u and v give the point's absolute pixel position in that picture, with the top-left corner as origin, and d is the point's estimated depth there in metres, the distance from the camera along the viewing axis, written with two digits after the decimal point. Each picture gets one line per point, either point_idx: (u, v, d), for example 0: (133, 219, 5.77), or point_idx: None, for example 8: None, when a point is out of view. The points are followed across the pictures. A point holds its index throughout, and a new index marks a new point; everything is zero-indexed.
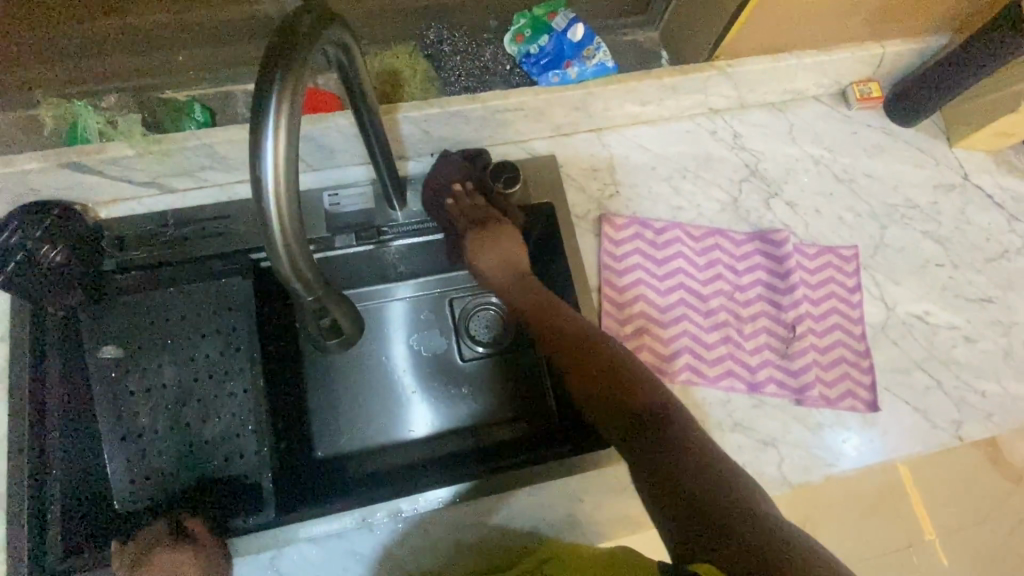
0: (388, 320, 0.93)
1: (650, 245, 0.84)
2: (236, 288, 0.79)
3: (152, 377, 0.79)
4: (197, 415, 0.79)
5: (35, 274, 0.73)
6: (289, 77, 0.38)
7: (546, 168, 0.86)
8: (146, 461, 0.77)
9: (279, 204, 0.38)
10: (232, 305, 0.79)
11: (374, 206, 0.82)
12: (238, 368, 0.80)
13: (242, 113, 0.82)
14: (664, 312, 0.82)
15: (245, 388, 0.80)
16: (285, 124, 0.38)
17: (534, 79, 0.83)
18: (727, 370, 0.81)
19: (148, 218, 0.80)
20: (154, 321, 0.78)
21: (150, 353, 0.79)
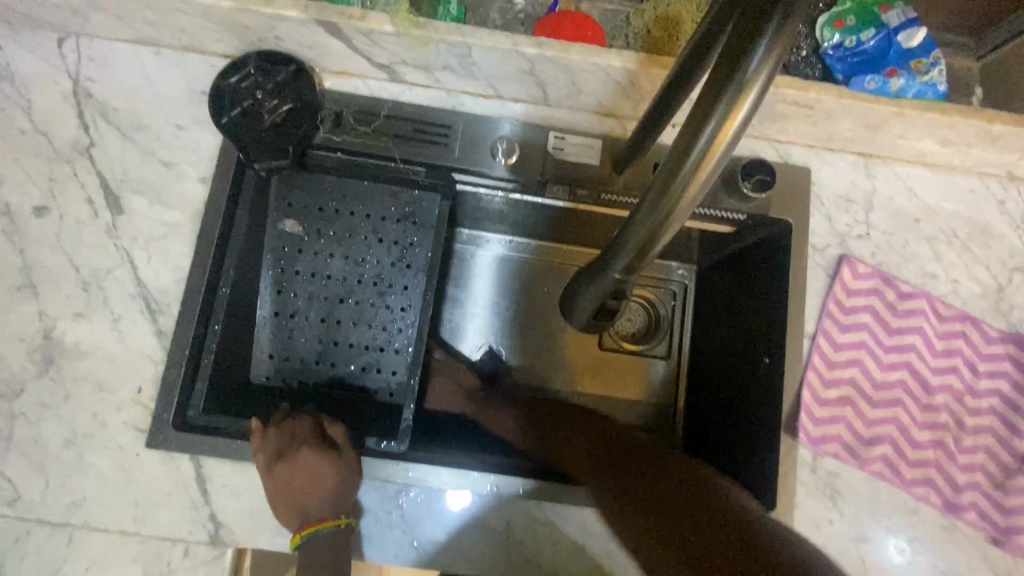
0: (467, 269, 0.90)
1: (888, 308, 0.72)
2: (430, 205, 0.75)
3: (319, 265, 0.76)
4: (349, 316, 0.76)
5: (255, 125, 0.69)
6: (782, 30, 0.35)
7: (797, 182, 0.74)
8: (290, 342, 0.76)
9: (702, 160, 0.38)
10: (422, 221, 0.75)
11: (598, 162, 0.73)
12: (404, 285, 0.76)
13: (494, 19, 0.75)
14: (877, 389, 0.71)
15: (404, 306, 0.76)
16: (756, 88, 0.36)
17: (834, 76, 0.71)
18: (928, 478, 0.69)
19: (369, 102, 0.73)
20: (339, 209, 0.75)
21: (326, 241, 0.75)
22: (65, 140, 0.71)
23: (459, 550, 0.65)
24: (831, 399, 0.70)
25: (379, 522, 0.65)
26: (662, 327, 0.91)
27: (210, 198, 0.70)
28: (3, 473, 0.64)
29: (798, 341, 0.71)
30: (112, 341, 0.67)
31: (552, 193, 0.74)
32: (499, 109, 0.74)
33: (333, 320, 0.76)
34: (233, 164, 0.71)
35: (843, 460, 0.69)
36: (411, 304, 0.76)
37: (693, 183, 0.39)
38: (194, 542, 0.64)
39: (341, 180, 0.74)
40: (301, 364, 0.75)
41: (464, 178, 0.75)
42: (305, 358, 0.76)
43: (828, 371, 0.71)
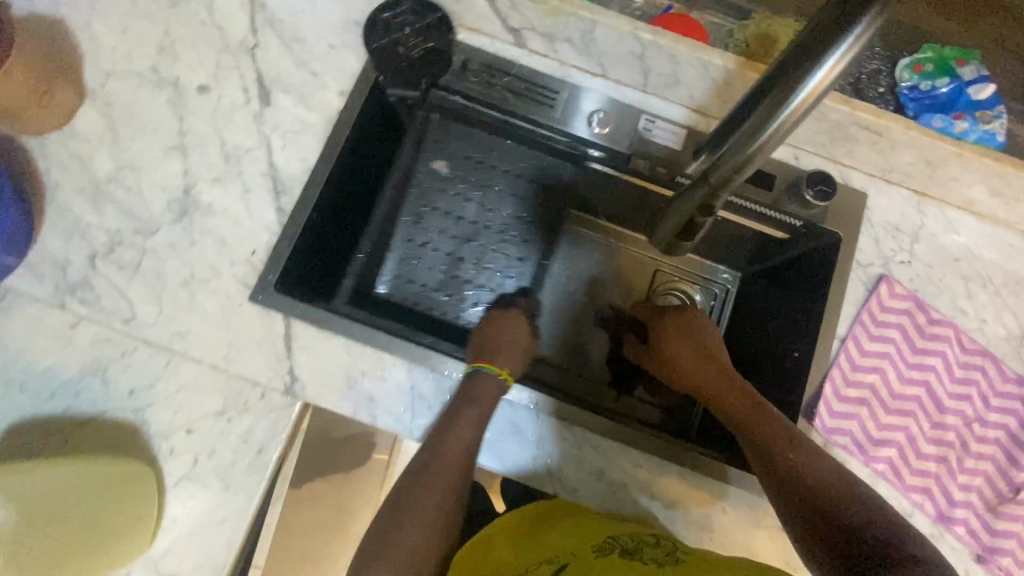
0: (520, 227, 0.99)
1: (916, 329, 0.79)
2: None
3: (455, 207, 0.93)
4: (471, 257, 0.93)
5: (396, 57, 0.81)
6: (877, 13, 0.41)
7: (854, 202, 0.82)
8: (412, 266, 0.91)
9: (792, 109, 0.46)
10: None
11: (680, 148, 0.82)
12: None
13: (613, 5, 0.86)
14: (893, 398, 0.77)
15: None
16: (847, 57, 0.43)
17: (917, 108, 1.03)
18: (926, 487, 0.75)
19: (491, 57, 0.83)
20: (482, 162, 0.91)
21: (466, 188, 0.93)
22: (235, 37, 0.83)
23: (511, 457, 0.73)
24: (850, 397, 0.77)
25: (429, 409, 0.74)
26: None
27: (344, 109, 0.81)
28: (127, 295, 0.74)
29: (828, 340, 0.78)
30: (239, 207, 0.77)
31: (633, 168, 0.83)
32: (602, 87, 0.84)
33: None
34: (369, 83, 0.82)
35: (851, 454, 0.75)
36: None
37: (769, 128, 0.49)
38: (272, 389, 0.73)
39: (488, 136, 0.89)
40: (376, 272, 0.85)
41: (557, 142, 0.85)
42: (424, 283, 0.91)
43: (852, 373, 0.77)
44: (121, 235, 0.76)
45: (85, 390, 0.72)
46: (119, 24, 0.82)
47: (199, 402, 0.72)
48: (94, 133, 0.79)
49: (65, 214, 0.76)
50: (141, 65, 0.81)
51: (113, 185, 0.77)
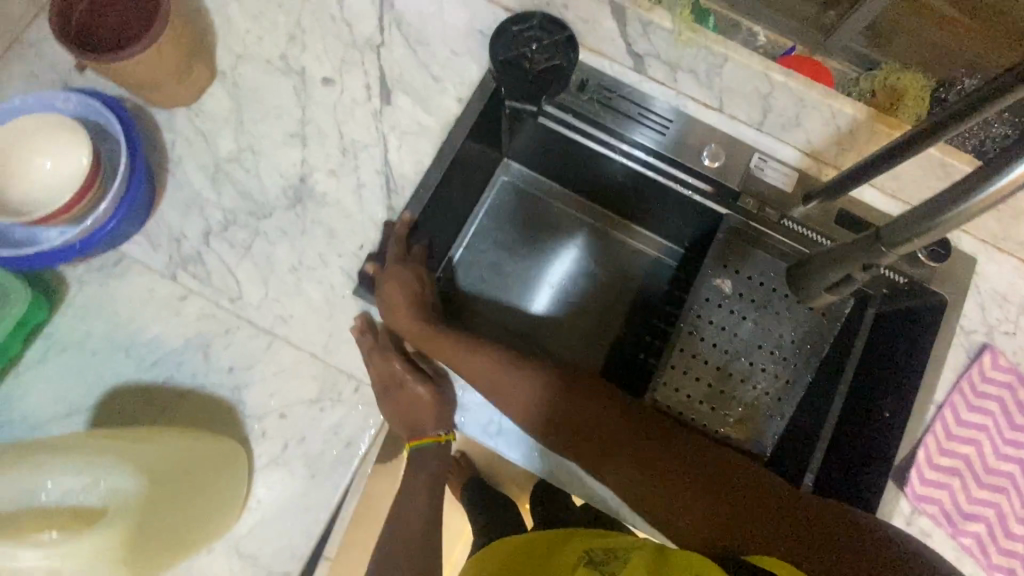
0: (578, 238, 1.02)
1: (1017, 404, 0.77)
2: None
3: (521, 208, 1.03)
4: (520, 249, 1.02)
5: (519, 71, 0.81)
6: None
7: (964, 267, 0.80)
8: (472, 255, 1.01)
9: (963, 211, 0.46)
10: None
11: (791, 190, 0.82)
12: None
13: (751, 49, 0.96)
14: (986, 472, 0.75)
15: None
16: None
17: None
18: (1011, 567, 0.73)
19: (610, 79, 0.84)
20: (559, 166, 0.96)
21: (536, 193, 1.03)
22: (362, 33, 0.84)
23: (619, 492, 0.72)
24: (942, 466, 0.75)
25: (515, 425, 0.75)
26: None
27: (462, 116, 0.82)
28: (235, 274, 0.76)
29: (925, 404, 0.76)
30: (351, 200, 0.79)
31: (740, 205, 0.83)
32: (715, 120, 0.84)
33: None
34: (488, 94, 0.83)
35: (937, 523, 0.74)
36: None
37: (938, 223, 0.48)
38: (366, 383, 0.74)
39: (565, 149, 0.90)
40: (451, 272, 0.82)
41: (638, 151, 0.84)
42: (478, 271, 1.00)
43: (946, 440, 0.76)
44: (236, 215, 0.78)
45: (187, 362, 0.74)
46: (254, 9, 0.84)
47: (295, 388, 0.73)
48: (220, 113, 0.81)
49: (185, 188, 0.78)
50: (270, 50, 0.83)
51: (234, 165, 0.79)
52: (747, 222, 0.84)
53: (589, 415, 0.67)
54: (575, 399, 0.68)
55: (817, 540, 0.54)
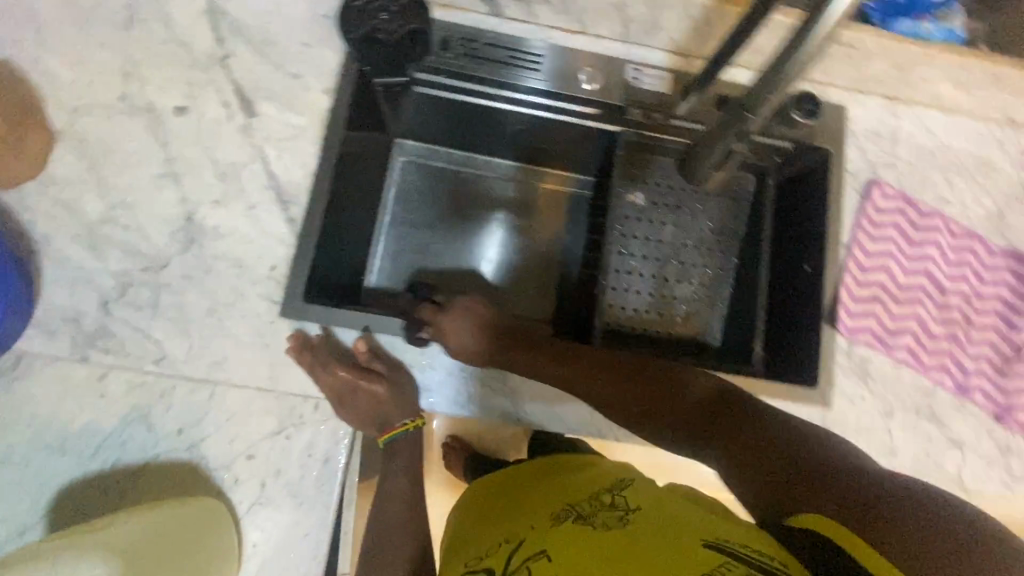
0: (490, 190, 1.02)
1: (910, 224, 0.85)
2: None
3: (428, 182, 1.01)
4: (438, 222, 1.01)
5: (379, 46, 0.79)
6: None
7: (837, 116, 0.87)
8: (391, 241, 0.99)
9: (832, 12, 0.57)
10: None
11: (668, 92, 0.86)
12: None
13: None
14: (901, 290, 0.83)
15: None
16: None
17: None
18: (942, 365, 0.82)
19: (470, 31, 0.83)
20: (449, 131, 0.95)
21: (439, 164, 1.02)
22: (202, 50, 0.79)
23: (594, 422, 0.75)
24: (862, 296, 0.82)
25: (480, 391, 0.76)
26: None
27: (334, 107, 0.80)
28: (151, 334, 0.72)
29: (835, 249, 0.83)
30: (247, 224, 0.75)
31: (629, 117, 0.85)
32: (583, 43, 0.85)
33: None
34: (354, 80, 0.81)
35: (874, 349, 0.81)
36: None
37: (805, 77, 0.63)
38: (324, 399, 0.72)
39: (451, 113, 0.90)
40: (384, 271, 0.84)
41: (531, 97, 0.84)
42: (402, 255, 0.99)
43: (861, 274, 0.83)
44: (130, 276, 0.73)
45: (131, 439, 0.70)
46: (73, 56, 0.77)
47: (253, 427, 0.71)
48: (74, 175, 0.74)
49: (64, 265, 0.72)
50: (106, 95, 0.77)
51: (109, 225, 0.74)
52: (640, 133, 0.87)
53: (640, 392, 0.66)
54: (643, 389, 0.66)
55: (826, 495, 0.50)
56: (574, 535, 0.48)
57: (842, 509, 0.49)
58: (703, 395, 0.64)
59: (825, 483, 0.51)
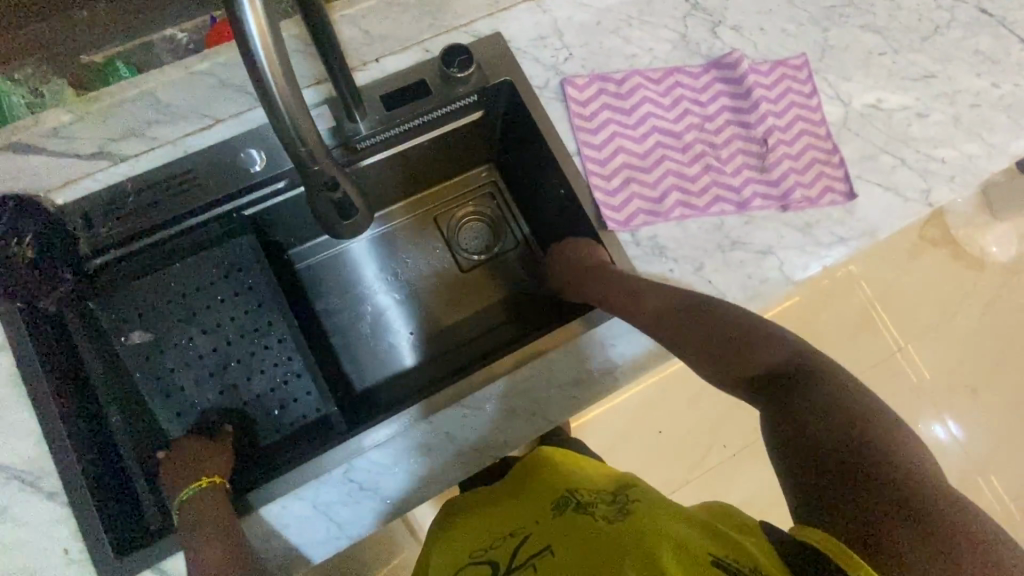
0: (368, 256, 1.01)
1: (616, 98, 0.86)
2: (243, 248, 0.84)
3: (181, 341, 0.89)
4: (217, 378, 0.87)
5: (17, 273, 0.70)
6: None
7: (495, 45, 0.85)
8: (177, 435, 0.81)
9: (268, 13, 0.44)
10: (246, 264, 0.84)
11: (335, 123, 0.80)
12: (234, 291, 0.84)
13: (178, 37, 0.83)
14: (645, 159, 0.84)
15: (279, 337, 0.84)
16: None
17: None
18: (715, 197, 0.84)
19: (105, 193, 0.75)
20: None
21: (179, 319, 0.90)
22: None
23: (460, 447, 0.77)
24: (616, 186, 0.83)
25: (349, 493, 0.74)
26: (501, 224, 1.04)
27: (17, 358, 0.70)
28: None
29: (569, 162, 0.84)
30: (12, 530, 0.67)
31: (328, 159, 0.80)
32: (223, 132, 0.78)
33: (224, 368, 0.83)
34: (19, 319, 0.71)
35: (654, 223, 0.83)
36: (287, 334, 0.85)
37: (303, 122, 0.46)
38: None
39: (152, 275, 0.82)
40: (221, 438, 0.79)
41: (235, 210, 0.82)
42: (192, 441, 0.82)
43: (604, 169, 0.83)
44: None
45: None
46: None
47: None
48: None
49: None
50: None
51: None
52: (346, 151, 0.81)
53: (714, 331, 0.68)
54: (712, 329, 0.68)
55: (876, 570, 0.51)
56: (567, 521, 0.68)
57: (903, 488, 0.53)
58: (769, 369, 0.65)
59: (853, 519, 0.53)
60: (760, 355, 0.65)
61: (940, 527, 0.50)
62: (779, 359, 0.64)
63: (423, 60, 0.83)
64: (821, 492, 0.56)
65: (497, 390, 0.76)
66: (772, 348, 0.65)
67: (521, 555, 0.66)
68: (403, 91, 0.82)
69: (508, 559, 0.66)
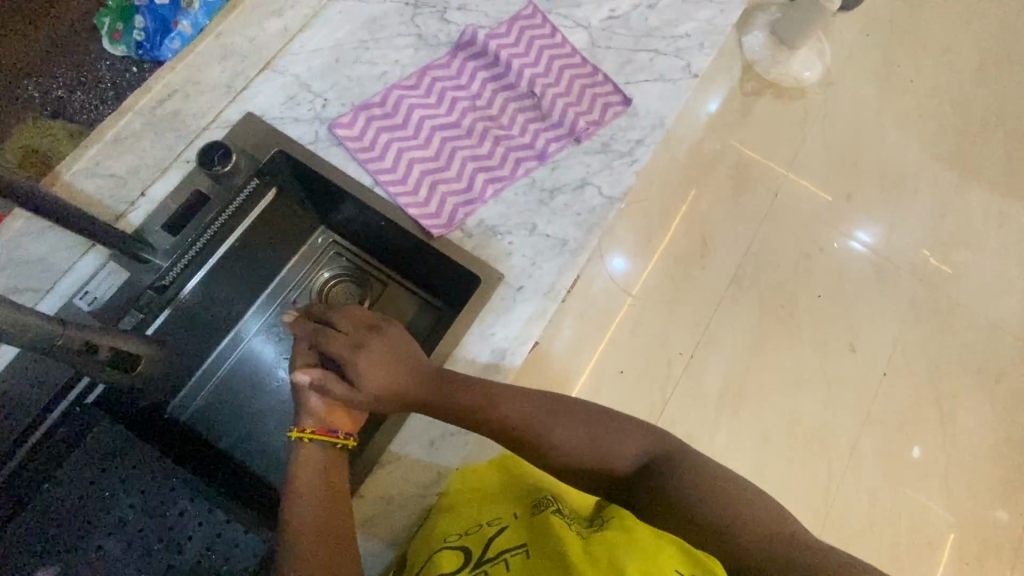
0: (248, 366, 0.89)
1: (386, 118, 0.88)
2: (107, 434, 0.80)
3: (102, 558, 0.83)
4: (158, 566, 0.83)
5: None
6: None
7: (251, 126, 0.84)
8: None
9: None
10: (118, 447, 0.81)
11: (128, 272, 0.77)
12: (122, 477, 0.81)
13: None
14: (439, 158, 0.87)
15: (190, 496, 0.82)
16: None
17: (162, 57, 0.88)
18: (515, 160, 0.88)
19: None
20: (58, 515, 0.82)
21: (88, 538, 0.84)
22: None
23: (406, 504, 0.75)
24: (426, 195, 0.85)
25: None
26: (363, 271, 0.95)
27: None
28: None
29: (373, 196, 0.85)
30: None
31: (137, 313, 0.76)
32: None
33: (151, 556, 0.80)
34: None
35: (475, 209, 0.85)
36: (194, 491, 0.82)
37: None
38: None
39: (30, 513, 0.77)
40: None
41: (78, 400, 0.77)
42: None
43: (407, 185, 0.85)
44: None
45: None
46: None
47: None
48: None
49: None
50: None
51: None
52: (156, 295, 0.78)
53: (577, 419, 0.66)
54: (587, 429, 0.65)
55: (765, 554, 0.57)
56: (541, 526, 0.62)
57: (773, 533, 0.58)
58: (628, 465, 0.64)
59: (742, 519, 0.58)
60: (620, 448, 0.64)
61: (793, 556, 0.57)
62: (638, 446, 0.65)
63: (185, 172, 0.81)
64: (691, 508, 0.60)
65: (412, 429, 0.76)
66: (634, 437, 0.65)
67: (491, 550, 0.62)
68: (181, 210, 0.80)
69: (480, 548, 0.63)
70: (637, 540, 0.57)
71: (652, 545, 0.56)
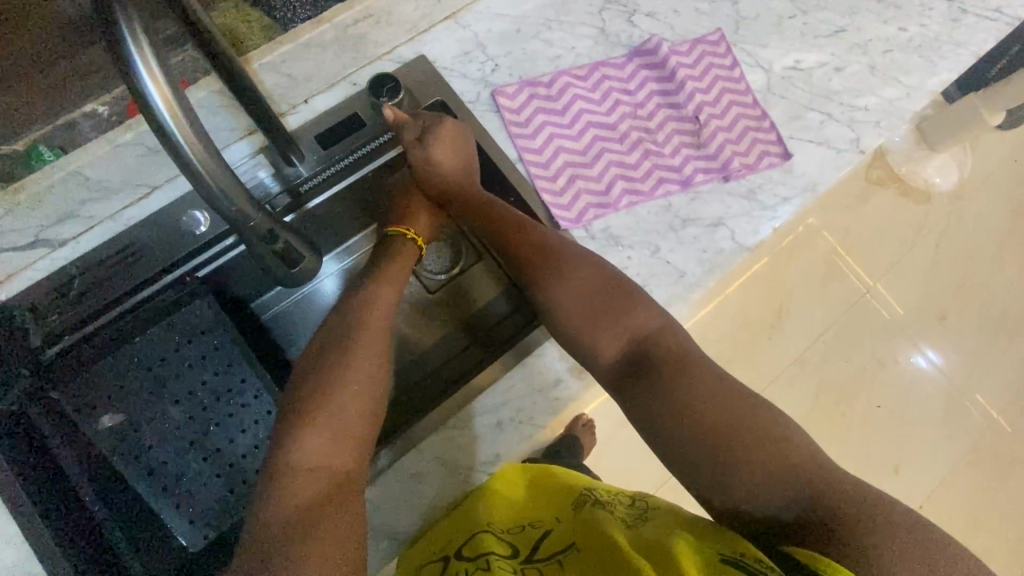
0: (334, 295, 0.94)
1: (548, 100, 0.87)
2: (200, 309, 0.81)
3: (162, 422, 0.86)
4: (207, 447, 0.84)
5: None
6: None
7: (421, 69, 0.85)
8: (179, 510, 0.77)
9: (162, 90, 0.44)
10: (208, 325, 0.81)
11: (272, 168, 0.79)
12: (202, 353, 0.81)
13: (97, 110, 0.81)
14: (585, 154, 0.86)
15: (256, 393, 0.81)
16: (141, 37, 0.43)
17: None
18: (659, 179, 0.86)
19: (49, 279, 0.78)
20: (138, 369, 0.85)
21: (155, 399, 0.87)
22: None
23: (455, 472, 0.75)
24: (563, 186, 0.85)
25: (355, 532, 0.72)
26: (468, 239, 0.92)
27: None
28: None
29: (513, 170, 0.85)
30: None
31: (276, 205, 0.78)
32: (158, 198, 0.81)
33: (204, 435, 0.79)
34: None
35: (605, 215, 0.84)
36: (261, 390, 0.82)
37: (228, 183, 0.49)
38: None
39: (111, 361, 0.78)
40: (218, 501, 0.77)
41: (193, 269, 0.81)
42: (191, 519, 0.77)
43: (548, 170, 0.85)
44: None
45: None
46: None
47: None
48: None
49: None
50: None
51: None
52: (290, 196, 0.79)
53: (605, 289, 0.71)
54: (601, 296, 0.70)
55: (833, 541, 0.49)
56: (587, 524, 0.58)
57: (800, 502, 0.52)
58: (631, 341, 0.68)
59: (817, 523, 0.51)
60: (623, 323, 0.68)
61: (839, 529, 0.49)
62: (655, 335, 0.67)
63: (350, 93, 0.83)
64: (738, 462, 0.55)
65: (482, 405, 0.77)
66: (649, 313, 0.68)
67: (542, 551, 0.61)
68: (337, 127, 0.82)
69: (529, 550, 0.62)
70: (667, 538, 0.50)
71: (680, 539, 0.49)
